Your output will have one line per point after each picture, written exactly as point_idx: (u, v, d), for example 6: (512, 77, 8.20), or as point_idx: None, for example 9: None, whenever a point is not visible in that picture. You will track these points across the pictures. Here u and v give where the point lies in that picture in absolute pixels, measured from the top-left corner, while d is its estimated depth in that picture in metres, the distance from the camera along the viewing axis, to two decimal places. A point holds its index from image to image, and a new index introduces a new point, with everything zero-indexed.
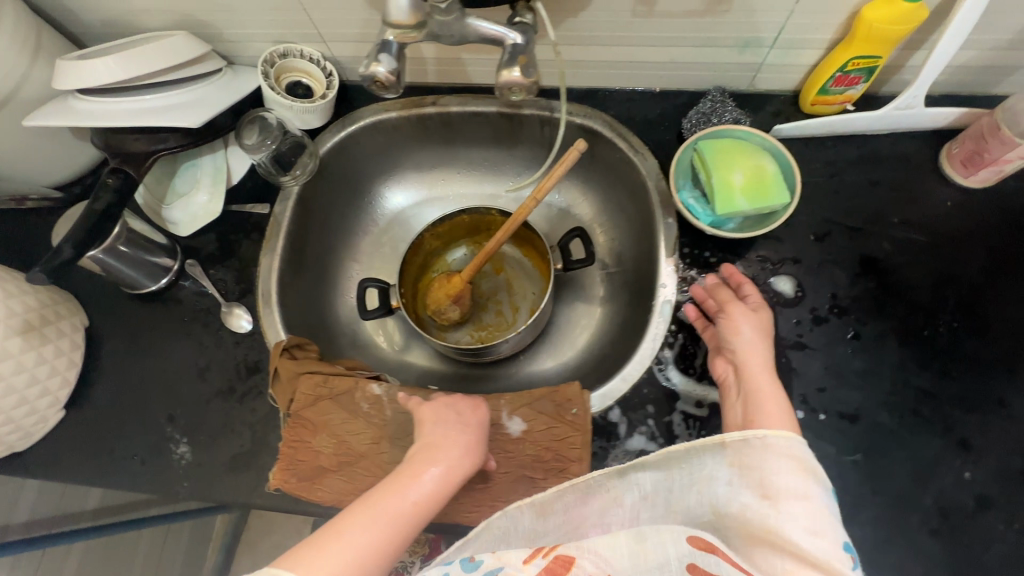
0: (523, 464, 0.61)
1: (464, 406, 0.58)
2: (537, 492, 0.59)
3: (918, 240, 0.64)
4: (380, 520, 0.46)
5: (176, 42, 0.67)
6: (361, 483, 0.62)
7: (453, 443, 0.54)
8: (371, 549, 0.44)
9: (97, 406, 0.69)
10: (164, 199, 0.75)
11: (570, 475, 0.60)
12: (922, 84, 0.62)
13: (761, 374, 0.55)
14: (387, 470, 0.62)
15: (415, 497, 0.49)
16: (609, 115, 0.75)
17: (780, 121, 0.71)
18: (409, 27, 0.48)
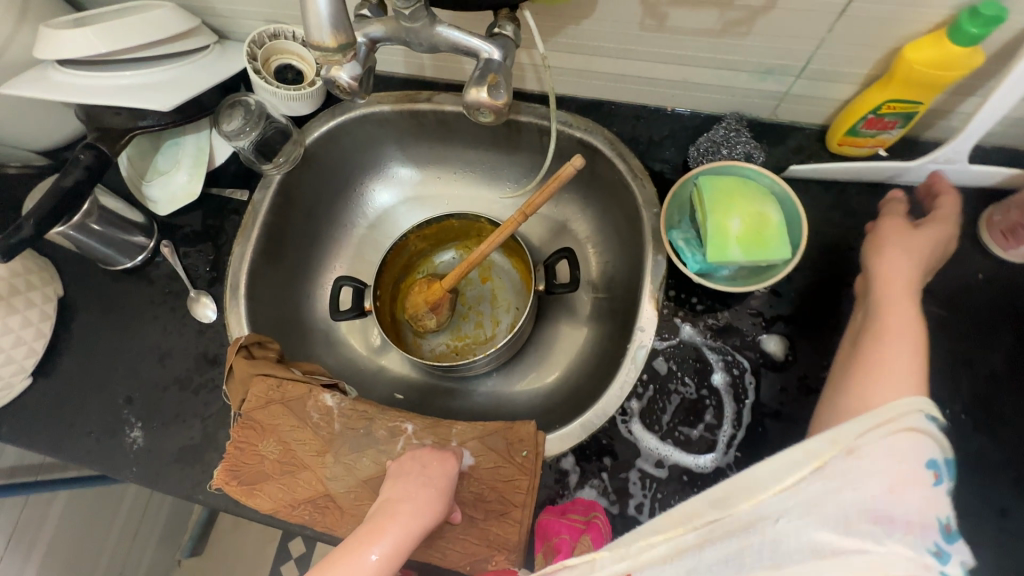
0: (466, 501, 0.58)
1: (429, 458, 0.57)
2: (474, 533, 0.57)
3: (937, 314, 0.57)
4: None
5: (160, 16, 0.64)
6: (300, 495, 0.60)
7: (414, 497, 0.53)
8: None
9: (62, 379, 0.69)
10: (146, 175, 0.73)
11: (511, 521, 0.57)
12: (966, 138, 0.54)
13: (891, 284, 0.50)
14: (327, 486, 0.60)
15: (376, 557, 0.49)
16: (611, 131, 0.68)
17: (801, 159, 0.63)
18: (333, 50, 0.40)
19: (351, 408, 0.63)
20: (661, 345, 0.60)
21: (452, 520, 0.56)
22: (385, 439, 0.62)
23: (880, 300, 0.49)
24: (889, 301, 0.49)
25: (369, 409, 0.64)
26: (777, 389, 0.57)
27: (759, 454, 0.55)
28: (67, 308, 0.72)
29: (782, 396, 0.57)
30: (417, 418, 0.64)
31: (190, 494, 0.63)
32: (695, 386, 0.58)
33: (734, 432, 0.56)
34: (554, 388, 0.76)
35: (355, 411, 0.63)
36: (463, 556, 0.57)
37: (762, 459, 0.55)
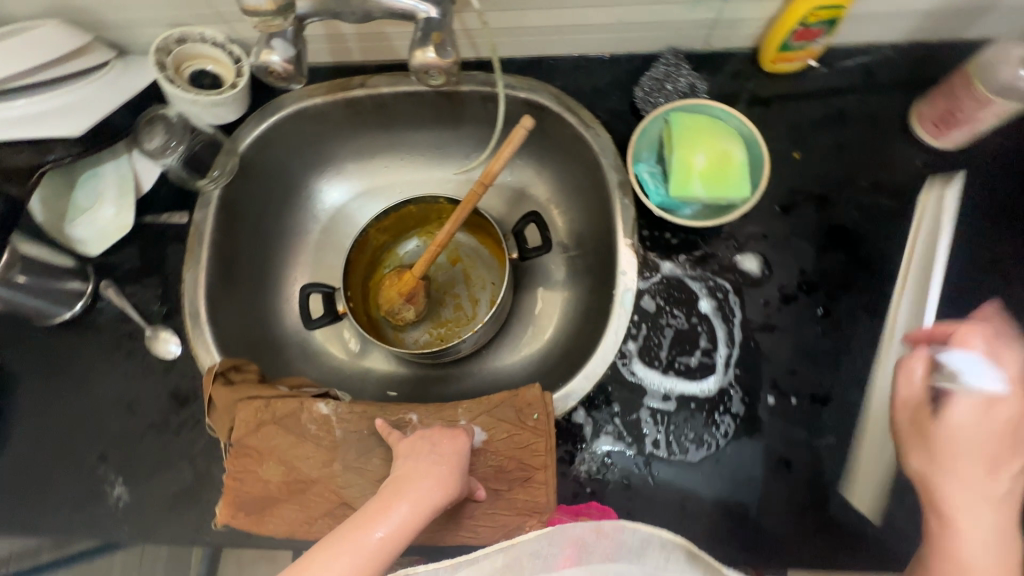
0: (488, 476, 0.58)
1: (439, 437, 0.56)
2: (502, 506, 0.57)
3: (887, 206, 0.61)
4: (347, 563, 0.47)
5: (49, 34, 0.58)
6: (315, 510, 0.58)
7: (423, 476, 0.52)
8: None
9: (18, 451, 0.63)
10: (66, 216, 0.66)
11: (536, 485, 0.57)
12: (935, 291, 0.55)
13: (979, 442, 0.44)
14: (342, 495, 0.58)
15: (380, 534, 0.48)
16: (555, 86, 0.68)
17: (740, 83, 0.65)
18: (272, 14, 0.41)
19: (348, 412, 0.61)
20: (645, 287, 0.61)
21: (476, 497, 0.56)
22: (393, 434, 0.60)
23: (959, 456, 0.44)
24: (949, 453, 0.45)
25: (369, 409, 0.61)
26: (761, 303, 0.59)
27: (756, 368, 0.58)
28: (6, 375, 0.65)
29: (766, 309, 0.59)
30: (421, 407, 0.62)
31: (195, 538, 0.59)
32: (685, 317, 0.60)
33: (729, 352, 0.58)
34: (547, 351, 0.76)
35: (355, 413, 0.61)
36: (497, 531, 0.57)
37: (760, 371, 0.58)
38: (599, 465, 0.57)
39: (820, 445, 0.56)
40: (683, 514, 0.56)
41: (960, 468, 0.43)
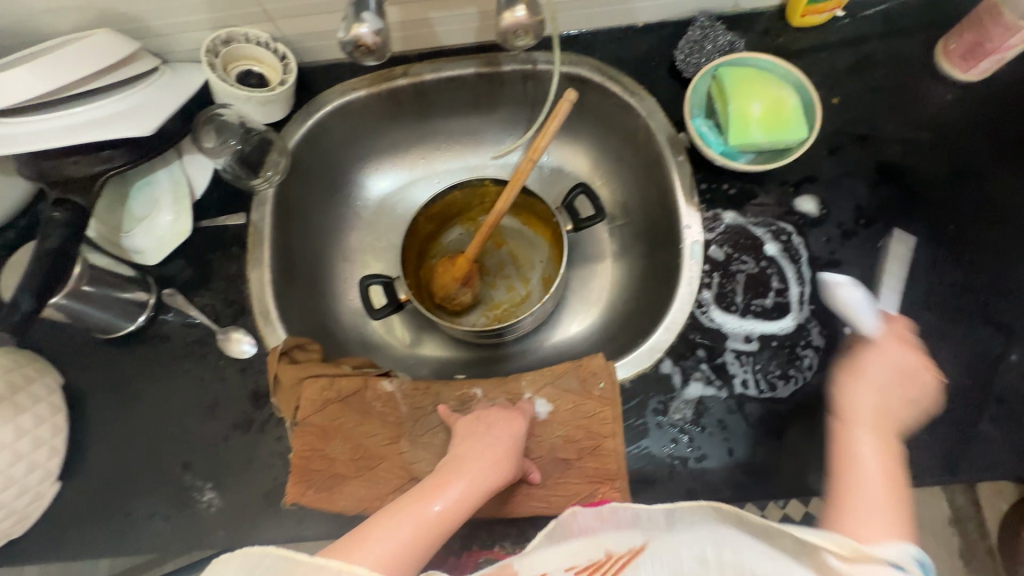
0: (556, 446, 0.58)
1: (494, 418, 0.56)
2: (573, 472, 0.57)
3: (927, 138, 0.64)
4: (406, 532, 0.45)
5: (101, 41, 0.58)
6: (386, 487, 0.58)
7: (483, 455, 0.52)
8: (397, 553, 0.44)
9: (98, 470, 0.61)
10: (122, 228, 0.66)
11: (605, 453, 0.57)
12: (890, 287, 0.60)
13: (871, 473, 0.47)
14: (411, 470, 0.58)
15: (438, 507, 0.47)
16: (595, 59, 0.70)
17: (771, 40, 0.69)
18: None
19: (412, 389, 0.62)
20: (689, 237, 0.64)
21: (530, 480, 0.56)
22: (458, 408, 0.61)
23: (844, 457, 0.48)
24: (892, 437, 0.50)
25: (431, 386, 0.62)
26: (824, 240, 0.62)
27: (830, 301, 0.60)
28: (74, 396, 0.63)
29: (830, 245, 0.62)
30: (483, 382, 0.63)
31: (295, 534, 0.58)
32: (753, 262, 0.62)
33: (802, 289, 0.61)
34: (606, 319, 0.77)
35: (418, 390, 0.62)
36: (569, 499, 0.57)
37: (833, 304, 0.60)
38: (693, 412, 0.58)
39: None
40: (783, 447, 0.57)
41: (856, 391, 0.51)
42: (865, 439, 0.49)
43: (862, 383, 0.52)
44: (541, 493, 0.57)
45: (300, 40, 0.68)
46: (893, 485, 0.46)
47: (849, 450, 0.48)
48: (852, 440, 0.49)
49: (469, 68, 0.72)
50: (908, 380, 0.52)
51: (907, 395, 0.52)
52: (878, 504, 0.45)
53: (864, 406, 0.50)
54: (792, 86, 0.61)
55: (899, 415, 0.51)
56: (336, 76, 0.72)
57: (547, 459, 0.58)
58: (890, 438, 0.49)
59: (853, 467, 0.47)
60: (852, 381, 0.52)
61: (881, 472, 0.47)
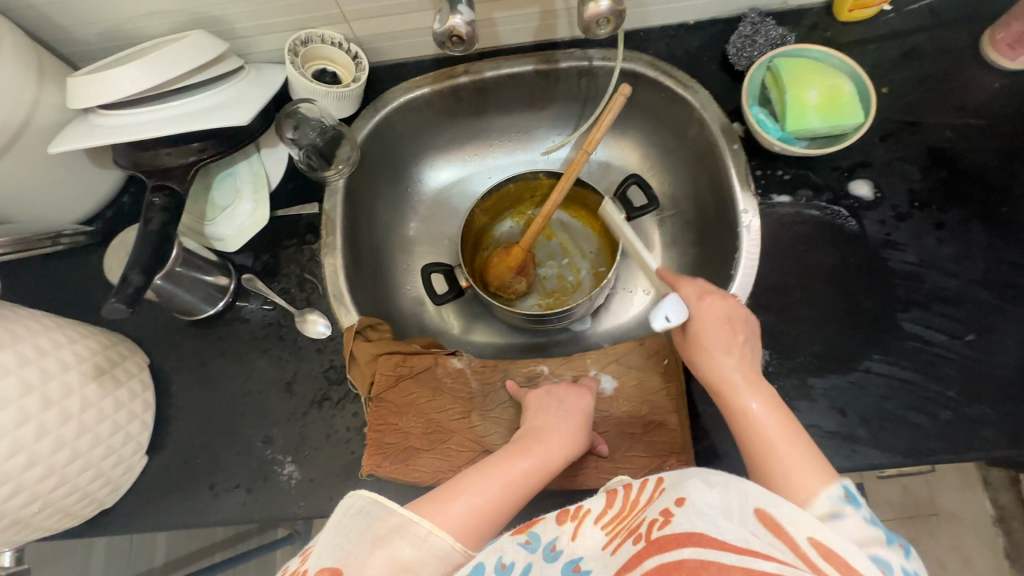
0: (623, 421, 0.60)
1: (563, 391, 0.57)
2: (641, 447, 0.58)
3: (975, 124, 0.66)
4: (491, 494, 0.47)
5: (197, 41, 0.62)
6: (458, 459, 0.60)
7: (558, 426, 0.54)
8: (486, 510, 0.45)
9: (183, 444, 0.64)
10: (206, 217, 0.70)
11: (671, 427, 0.58)
12: None
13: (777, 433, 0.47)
14: (483, 442, 0.60)
15: (521, 469, 0.49)
16: (649, 55, 0.73)
17: (818, 34, 0.72)
18: None
19: (481, 365, 0.65)
20: (744, 220, 0.66)
21: (599, 452, 0.58)
22: (526, 384, 0.63)
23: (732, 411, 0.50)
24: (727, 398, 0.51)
25: (498, 362, 0.65)
26: (879, 223, 0.64)
27: (887, 280, 0.62)
28: (160, 374, 0.66)
29: (885, 227, 0.64)
30: (548, 359, 0.65)
31: None
32: (810, 244, 0.64)
33: (860, 269, 0.63)
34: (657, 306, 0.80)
35: (487, 366, 0.64)
36: (636, 471, 0.58)
37: (890, 283, 0.62)
38: None
39: (962, 342, 0.59)
40: (849, 421, 0.58)
41: (720, 359, 0.53)
42: (753, 398, 0.50)
43: (718, 350, 0.53)
44: (609, 467, 0.58)
45: (371, 41, 0.72)
46: (791, 428, 0.47)
47: (746, 418, 0.49)
48: (743, 406, 0.49)
49: (528, 65, 0.75)
50: (737, 327, 0.54)
51: (745, 337, 0.54)
52: (791, 449, 0.45)
53: (730, 369, 0.52)
54: (847, 75, 0.63)
55: (746, 364, 0.52)
56: (401, 76, 0.76)
57: (615, 435, 0.59)
58: (755, 384, 0.51)
59: (755, 432, 0.47)
60: (710, 356, 0.53)
61: (778, 423, 0.47)
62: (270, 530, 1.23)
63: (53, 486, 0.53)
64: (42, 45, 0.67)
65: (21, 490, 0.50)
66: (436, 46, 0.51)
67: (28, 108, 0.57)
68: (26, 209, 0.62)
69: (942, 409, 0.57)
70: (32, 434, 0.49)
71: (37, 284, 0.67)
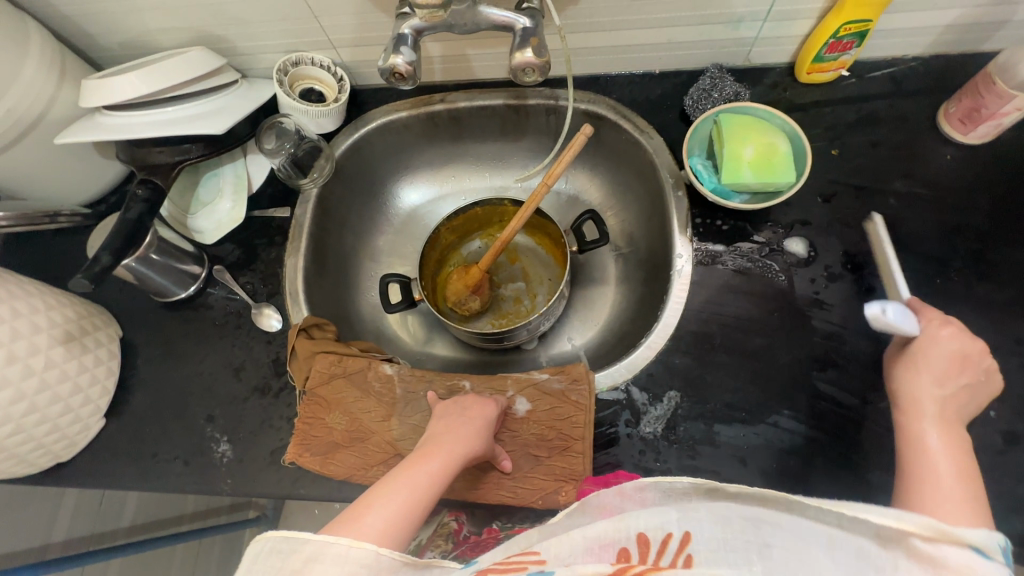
0: (529, 442, 0.63)
1: (470, 404, 0.61)
2: (542, 469, 0.61)
3: (921, 194, 0.67)
4: (400, 499, 0.47)
5: (195, 56, 0.70)
6: (371, 458, 0.64)
7: (459, 430, 0.57)
8: (397, 517, 0.45)
9: (137, 412, 0.71)
10: (190, 211, 0.78)
11: (574, 453, 0.61)
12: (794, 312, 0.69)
13: (948, 474, 0.45)
14: (397, 446, 0.64)
15: (425, 473, 0.50)
16: (612, 99, 0.77)
17: (778, 93, 0.74)
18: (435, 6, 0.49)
19: (409, 374, 0.69)
20: (679, 267, 0.68)
21: (502, 467, 0.60)
22: (446, 396, 0.66)
23: (900, 427, 0.51)
24: (906, 418, 0.51)
25: (426, 373, 0.69)
26: (809, 281, 0.65)
27: (809, 338, 0.63)
28: (129, 347, 0.74)
29: (815, 286, 0.65)
30: (473, 376, 0.68)
31: (289, 492, 0.65)
32: (738, 295, 0.66)
33: (783, 325, 0.64)
34: (601, 338, 0.82)
35: (414, 375, 0.68)
36: (534, 492, 0.61)
37: (811, 341, 0.63)
38: (664, 427, 0.61)
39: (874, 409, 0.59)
40: (748, 469, 0.59)
41: (922, 383, 0.52)
42: (936, 434, 0.48)
43: (929, 374, 0.52)
44: (509, 485, 0.61)
45: (356, 66, 0.79)
46: (968, 476, 0.45)
47: (915, 442, 0.49)
48: (921, 436, 0.49)
49: (499, 99, 0.80)
50: (960, 363, 0.51)
51: (966, 377, 0.51)
52: (951, 491, 0.44)
53: (933, 396, 0.50)
54: (786, 135, 0.65)
55: (958, 402, 0.51)
56: (383, 99, 0.83)
57: (519, 455, 0.62)
58: (949, 420, 0.50)
59: (925, 460, 0.47)
60: (914, 374, 0.53)
61: (954, 461, 0.46)
62: (243, 509, 1.36)
63: (10, 432, 0.60)
64: (73, 49, 0.76)
65: None
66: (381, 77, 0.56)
67: (44, 104, 0.66)
68: (35, 189, 0.71)
69: (843, 472, 0.58)
70: None
71: (38, 255, 0.75)
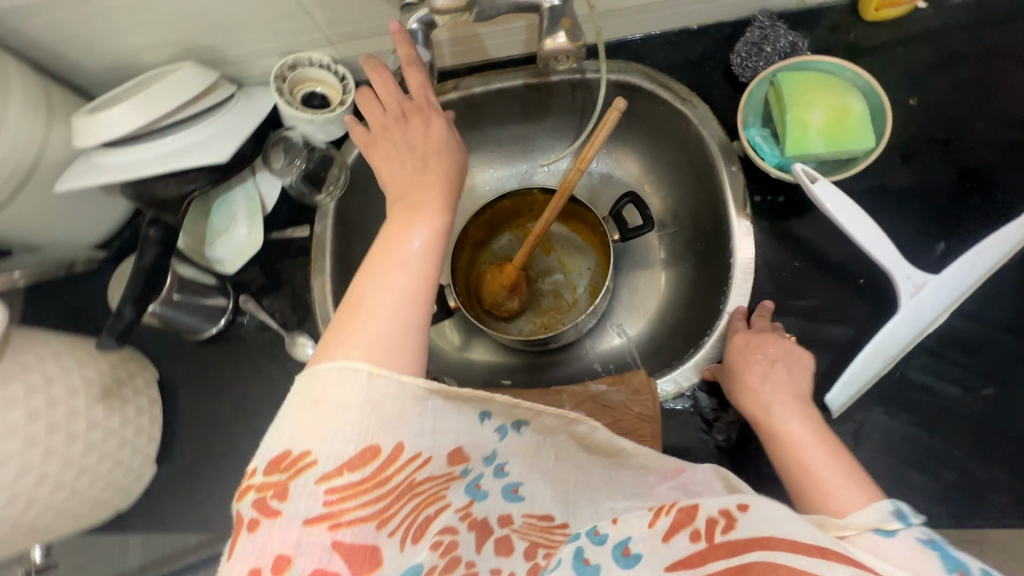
0: None
1: (415, 123, 0.54)
2: None
3: (1019, 141, 0.58)
4: (412, 276, 0.44)
5: (186, 75, 0.62)
6: None
7: (426, 187, 0.50)
8: (392, 327, 0.41)
9: (187, 454, 0.70)
10: (206, 240, 0.73)
11: None
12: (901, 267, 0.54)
13: (827, 461, 0.47)
14: None
15: (418, 245, 0.46)
16: (645, 65, 0.68)
17: (840, 35, 0.64)
18: (457, 10, 0.45)
19: None
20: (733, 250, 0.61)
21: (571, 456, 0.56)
22: None
23: (768, 439, 0.51)
24: (760, 420, 0.52)
25: None
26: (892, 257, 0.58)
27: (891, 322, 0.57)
28: (168, 388, 0.71)
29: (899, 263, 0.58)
30: (524, 393, 0.63)
31: None
32: (812, 282, 0.59)
33: (864, 309, 0.58)
34: (654, 330, 0.75)
35: None
36: None
37: None
38: (739, 433, 0.58)
39: (974, 396, 0.54)
40: None
41: (753, 384, 0.53)
42: (793, 423, 0.50)
43: (753, 374, 0.54)
44: None
45: (358, 60, 0.71)
46: (830, 446, 0.48)
47: (385, 269, 0.44)
48: (782, 431, 0.50)
49: (518, 79, 0.72)
50: (786, 362, 0.54)
51: (785, 365, 0.54)
52: (368, 329, 0.40)
53: (764, 392, 0.52)
54: (859, 92, 0.57)
55: (783, 384, 0.53)
56: None
57: None
58: (799, 401, 0.52)
59: (793, 457, 0.48)
60: (744, 377, 0.54)
61: (818, 442, 0.48)
62: None
63: (66, 497, 0.59)
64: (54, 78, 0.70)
65: (34, 502, 0.56)
66: (364, 58, 0.59)
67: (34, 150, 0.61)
68: (45, 238, 0.68)
69: (945, 469, 0.53)
70: (39, 457, 0.55)
71: (61, 303, 0.73)
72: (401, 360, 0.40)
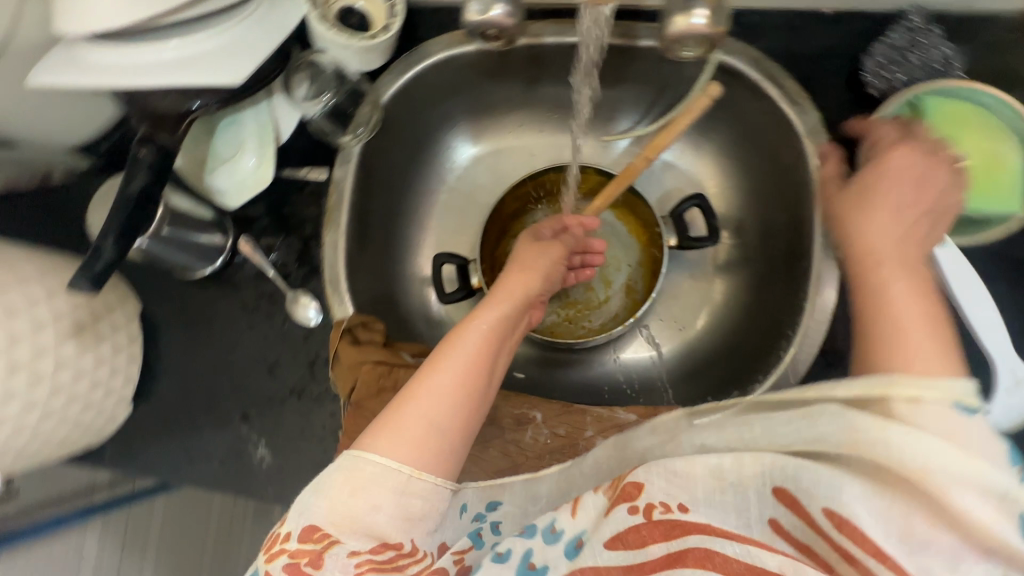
0: None
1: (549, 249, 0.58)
2: None
3: None
4: (459, 371, 0.42)
5: None
6: None
7: (514, 288, 0.53)
8: (446, 417, 0.40)
9: (164, 401, 0.64)
10: (205, 164, 0.63)
11: None
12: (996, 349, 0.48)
13: (919, 324, 0.36)
14: None
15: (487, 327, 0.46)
16: (755, 49, 0.57)
17: (992, 59, 0.53)
18: None
19: None
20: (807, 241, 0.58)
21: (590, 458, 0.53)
22: (513, 430, 0.56)
23: (858, 270, 0.41)
24: (868, 265, 0.41)
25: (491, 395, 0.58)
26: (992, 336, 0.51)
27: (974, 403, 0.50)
28: (151, 325, 0.64)
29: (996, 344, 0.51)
30: (543, 404, 0.58)
31: None
32: None
33: None
34: (693, 348, 0.68)
35: None
36: None
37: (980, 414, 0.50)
38: None
39: None
40: None
41: (882, 220, 0.43)
42: (901, 277, 0.39)
43: (887, 205, 0.44)
44: None
45: None
46: (933, 317, 0.37)
47: (457, 352, 0.44)
48: (881, 281, 0.39)
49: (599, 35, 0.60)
50: (929, 179, 0.44)
51: (927, 215, 0.44)
52: (425, 409, 0.40)
53: (886, 232, 0.42)
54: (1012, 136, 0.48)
55: (919, 228, 0.43)
56: (446, 26, 0.64)
57: None
58: (910, 243, 0.42)
59: (882, 307, 0.38)
60: (877, 205, 0.44)
61: (921, 307, 0.37)
62: None
63: (26, 439, 0.54)
64: None
65: None
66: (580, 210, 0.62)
67: None
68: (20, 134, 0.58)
69: None
70: None
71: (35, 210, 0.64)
72: (426, 449, 0.39)
